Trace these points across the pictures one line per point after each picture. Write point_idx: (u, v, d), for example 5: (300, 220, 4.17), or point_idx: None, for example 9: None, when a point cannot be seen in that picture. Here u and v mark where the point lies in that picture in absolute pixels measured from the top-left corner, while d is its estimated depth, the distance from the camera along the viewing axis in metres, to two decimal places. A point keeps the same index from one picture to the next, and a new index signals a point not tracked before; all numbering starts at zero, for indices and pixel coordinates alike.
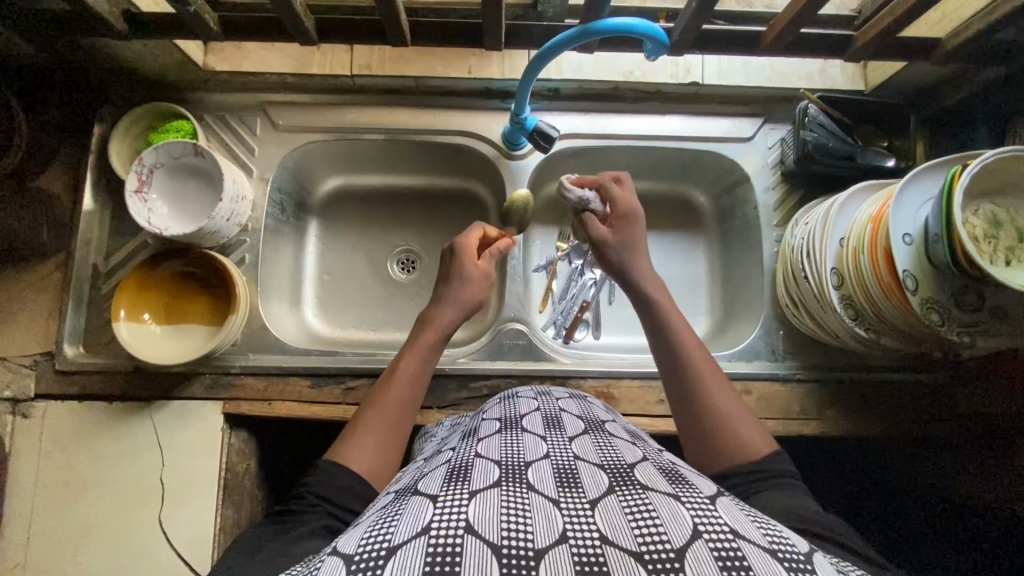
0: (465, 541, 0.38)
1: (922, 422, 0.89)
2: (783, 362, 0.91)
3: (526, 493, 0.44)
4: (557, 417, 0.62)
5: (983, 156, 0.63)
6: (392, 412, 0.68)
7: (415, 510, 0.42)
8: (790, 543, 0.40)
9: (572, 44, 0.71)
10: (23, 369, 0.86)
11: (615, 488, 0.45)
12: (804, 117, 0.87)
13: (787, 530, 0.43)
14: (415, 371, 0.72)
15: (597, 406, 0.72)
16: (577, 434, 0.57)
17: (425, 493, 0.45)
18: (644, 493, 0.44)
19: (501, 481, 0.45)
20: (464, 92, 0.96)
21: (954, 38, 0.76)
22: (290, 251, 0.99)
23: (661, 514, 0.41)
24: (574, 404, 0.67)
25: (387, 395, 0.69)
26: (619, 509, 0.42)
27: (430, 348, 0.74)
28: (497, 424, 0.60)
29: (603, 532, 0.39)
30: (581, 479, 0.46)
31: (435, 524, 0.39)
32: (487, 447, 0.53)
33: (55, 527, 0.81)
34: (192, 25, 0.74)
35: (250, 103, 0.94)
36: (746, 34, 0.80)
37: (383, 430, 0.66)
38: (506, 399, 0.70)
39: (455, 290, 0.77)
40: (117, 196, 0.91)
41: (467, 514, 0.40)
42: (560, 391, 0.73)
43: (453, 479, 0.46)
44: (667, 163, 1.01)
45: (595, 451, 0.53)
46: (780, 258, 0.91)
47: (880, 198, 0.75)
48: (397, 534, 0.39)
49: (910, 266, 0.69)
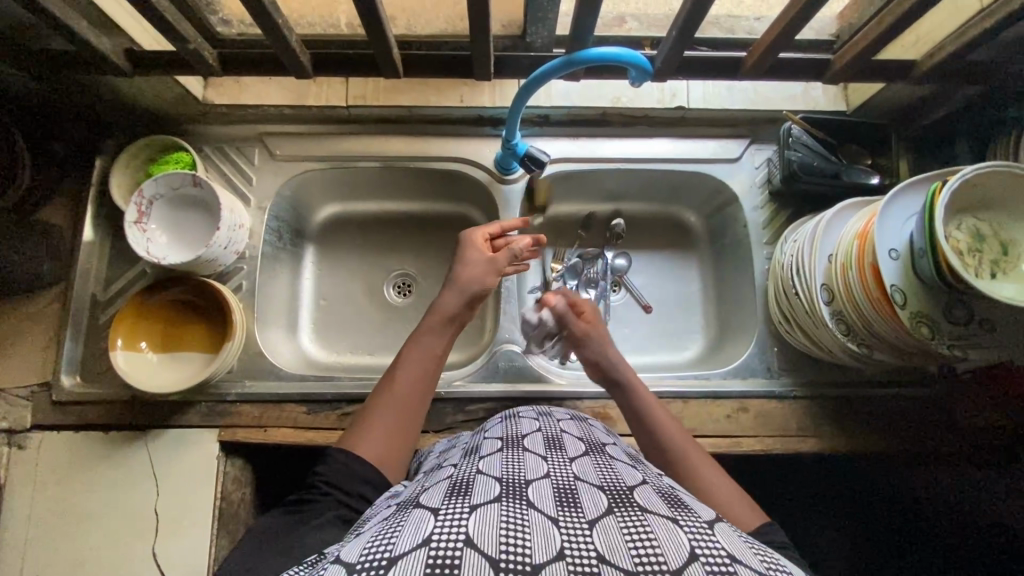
0: (464, 554, 0.38)
1: (921, 438, 0.88)
2: (779, 379, 0.91)
3: (525, 509, 0.44)
4: (559, 437, 0.62)
5: (961, 173, 0.65)
6: (401, 397, 0.69)
7: (415, 522, 0.42)
8: (788, 572, 0.40)
9: (558, 72, 0.73)
10: (20, 401, 0.86)
11: (615, 509, 0.45)
12: (787, 138, 0.89)
13: (786, 560, 0.42)
14: (422, 357, 0.73)
15: (594, 426, 0.73)
16: (578, 455, 0.57)
17: (426, 506, 0.45)
18: (643, 515, 0.44)
19: (502, 497, 0.45)
20: (458, 121, 0.98)
21: (928, 59, 0.78)
22: (287, 278, 1.01)
23: (659, 536, 0.41)
24: (574, 427, 0.67)
25: (396, 382, 0.70)
26: (617, 529, 0.42)
27: (436, 331, 0.75)
28: (498, 443, 0.60)
29: (601, 551, 0.39)
30: (580, 498, 0.47)
31: (436, 536, 0.39)
32: (488, 464, 0.53)
33: (47, 561, 0.80)
34: (192, 62, 0.76)
35: (248, 134, 0.96)
36: (727, 60, 0.83)
37: (394, 419, 0.67)
38: (510, 418, 0.70)
39: (471, 280, 0.78)
40: (117, 226, 0.93)
41: (466, 528, 0.40)
42: (562, 414, 0.73)
43: (455, 493, 0.47)
44: (657, 185, 1.03)
45: (595, 472, 0.53)
46: (772, 276, 0.92)
47: (867, 215, 0.76)
48: (399, 544, 0.39)
49: (899, 281, 0.70)
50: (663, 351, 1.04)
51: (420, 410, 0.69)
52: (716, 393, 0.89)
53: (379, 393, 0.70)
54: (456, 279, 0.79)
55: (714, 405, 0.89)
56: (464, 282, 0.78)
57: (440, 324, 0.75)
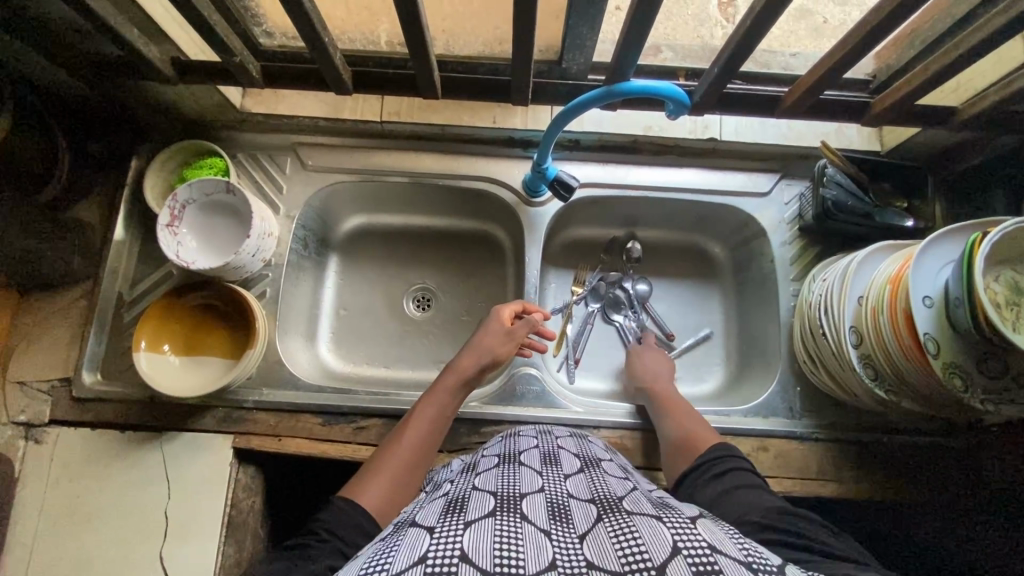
0: (459, 568, 0.38)
1: (944, 488, 0.86)
2: (801, 420, 0.89)
3: (519, 523, 0.44)
4: (555, 453, 0.62)
5: (1002, 226, 0.64)
6: (410, 449, 0.71)
7: (411, 541, 0.42)
8: (765, 557, 0.42)
9: (596, 102, 0.74)
10: (41, 394, 0.87)
11: (604, 518, 0.46)
12: (822, 176, 0.89)
13: (763, 547, 0.44)
14: (435, 414, 0.76)
15: (593, 440, 0.73)
16: (573, 471, 0.57)
17: (422, 525, 0.45)
18: (629, 518, 0.45)
19: (496, 511, 0.46)
20: (489, 140, 0.99)
21: (970, 107, 0.78)
22: (310, 286, 1.01)
23: (644, 536, 0.42)
24: (572, 442, 0.68)
25: (406, 437, 0.72)
26: (607, 537, 0.43)
27: (450, 392, 0.78)
28: (495, 459, 0.61)
29: (591, 559, 0.40)
30: (572, 514, 0.47)
31: (432, 554, 0.39)
32: (484, 479, 0.54)
33: (53, 557, 0.80)
34: (236, 74, 0.78)
35: (282, 143, 0.98)
36: (765, 97, 0.83)
37: (403, 470, 0.69)
38: (510, 436, 0.70)
39: (488, 349, 0.82)
40: (148, 227, 0.94)
41: (461, 543, 0.40)
42: (561, 429, 0.74)
43: (450, 510, 0.47)
44: (684, 215, 1.03)
45: (588, 487, 0.54)
46: (798, 314, 0.91)
47: (901, 258, 0.75)
48: (396, 563, 0.39)
49: (932, 331, 0.68)
50: (682, 381, 1.02)
51: (422, 467, 0.71)
52: (737, 430, 0.88)
53: (392, 440, 0.72)
54: (473, 346, 0.83)
55: (734, 442, 0.87)
56: (482, 349, 0.82)
57: (454, 386, 0.79)
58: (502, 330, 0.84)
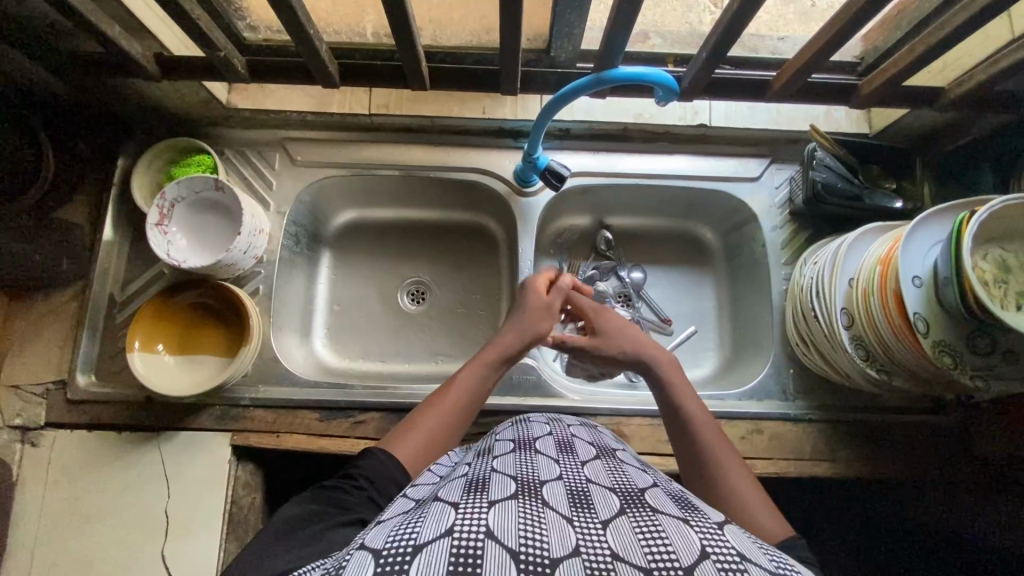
0: (485, 546, 0.39)
1: (934, 465, 0.88)
2: (794, 402, 0.90)
3: (541, 508, 0.44)
4: (570, 441, 0.62)
5: (989, 204, 0.64)
6: (447, 414, 0.70)
7: (437, 514, 0.43)
8: (797, 573, 0.41)
9: (585, 90, 0.73)
10: (35, 397, 0.87)
11: (628, 510, 0.46)
12: (812, 159, 0.89)
13: (798, 566, 0.43)
14: (475, 385, 0.72)
15: (603, 432, 0.71)
16: (589, 459, 0.58)
17: (445, 501, 0.46)
18: (655, 516, 0.45)
19: (519, 494, 0.46)
20: (478, 131, 0.98)
21: (956, 87, 0.78)
22: (303, 282, 1.01)
23: (671, 536, 0.42)
24: (585, 431, 0.67)
25: (445, 398, 0.71)
26: (630, 529, 0.43)
27: (490, 367, 0.74)
28: (510, 444, 0.61)
29: (615, 549, 0.40)
30: (593, 499, 0.48)
31: (458, 528, 0.40)
32: (502, 463, 0.54)
33: (55, 559, 0.80)
34: (221, 69, 0.77)
35: (270, 139, 0.97)
36: (754, 81, 0.83)
37: (434, 433, 0.68)
38: (519, 422, 0.70)
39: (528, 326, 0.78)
40: (137, 226, 0.94)
41: (487, 522, 0.41)
42: (572, 417, 0.73)
43: (473, 488, 0.47)
44: (675, 201, 1.03)
45: (608, 475, 0.54)
46: (790, 296, 0.92)
47: (890, 240, 0.75)
48: (422, 534, 0.40)
49: (921, 309, 0.69)
50: None
51: (456, 431, 0.70)
52: (731, 413, 0.89)
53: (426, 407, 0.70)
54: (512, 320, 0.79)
55: (728, 425, 0.88)
56: (524, 325, 0.78)
57: (499, 359, 0.75)
58: (545, 305, 0.79)
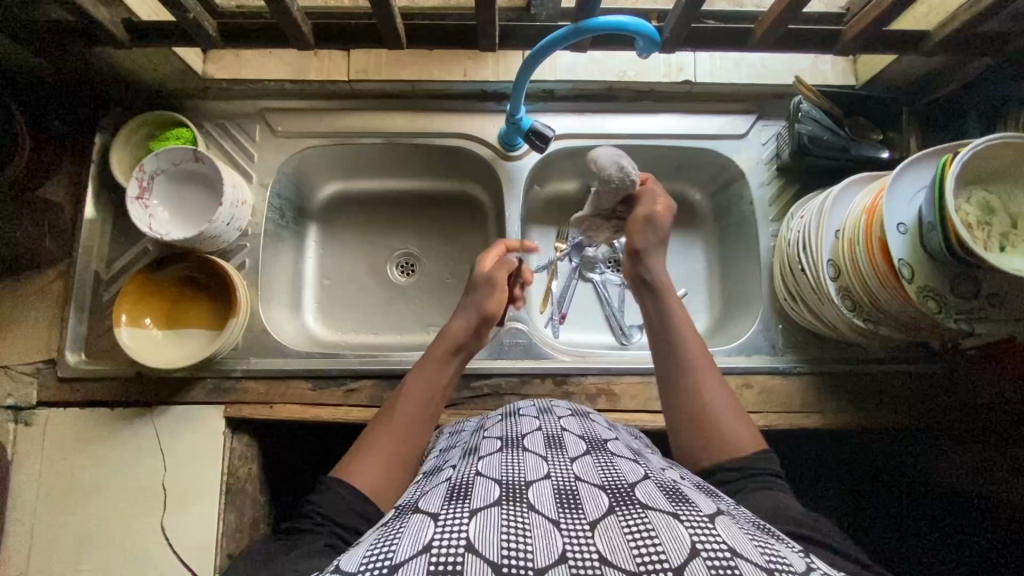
0: (465, 560, 0.39)
1: (923, 412, 0.89)
2: (783, 356, 0.91)
3: (527, 513, 0.44)
4: (559, 436, 0.62)
5: (971, 143, 0.64)
6: (403, 418, 0.69)
7: (415, 528, 0.43)
8: (787, 563, 0.41)
9: (563, 43, 0.72)
10: (26, 377, 0.86)
11: (616, 509, 0.45)
12: (796, 112, 0.88)
13: (784, 549, 0.43)
14: (427, 382, 0.73)
15: (595, 418, 0.72)
16: (579, 454, 0.57)
17: (425, 512, 0.46)
18: (644, 512, 0.44)
19: (502, 500, 0.46)
20: (461, 95, 0.97)
21: (940, 30, 0.77)
22: (290, 255, 1.00)
23: (660, 532, 0.42)
24: (575, 423, 0.67)
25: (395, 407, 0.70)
26: (619, 528, 0.43)
27: (442, 359, 0.76)
28: (497, 443, 0.61)
29: (603, 553, 0.40)
30: (582, 499, 0.47)
31: (436, 543, 0.40)
32: (487, 466, 0.54)
33: (55, 535, 0.81)
34: (193, 33, 0.75)
35: (249, 110, 0.95)
36: (736, 32, 0.82)
37: (390, 441, 0.66)
38: (509, 417, 0.70)
39: (476, 308, 0.80)
40: (119, 202, 0.92)
41: (468, 532, 0.41)
42: (562, 407, 0.73)
43: (454, 497, 0.48)
44: (663, 162, 1.02)
45: (597, 471, 0.53)
46: (778, 252, 0.92)
47: (874, 190, 0.75)
48: (399, 553, 0.40)
49: (906, 255, 0.69)
50: None
51: (418, 435, 0.69)
52: (720, 368, 0.90)
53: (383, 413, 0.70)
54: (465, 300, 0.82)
55: (718, 380, 0.89)
56: (471, 308, 0.80)
57: (446, 352, 0.77)
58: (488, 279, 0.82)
